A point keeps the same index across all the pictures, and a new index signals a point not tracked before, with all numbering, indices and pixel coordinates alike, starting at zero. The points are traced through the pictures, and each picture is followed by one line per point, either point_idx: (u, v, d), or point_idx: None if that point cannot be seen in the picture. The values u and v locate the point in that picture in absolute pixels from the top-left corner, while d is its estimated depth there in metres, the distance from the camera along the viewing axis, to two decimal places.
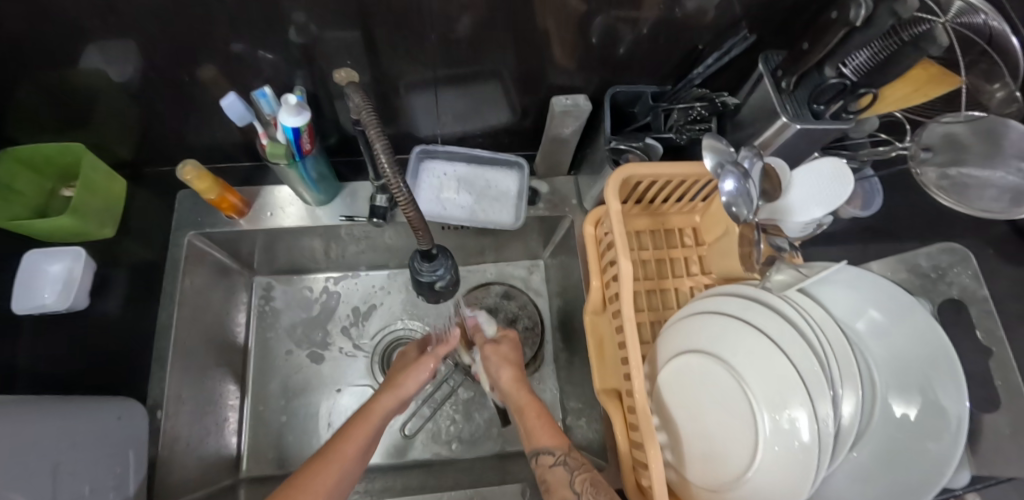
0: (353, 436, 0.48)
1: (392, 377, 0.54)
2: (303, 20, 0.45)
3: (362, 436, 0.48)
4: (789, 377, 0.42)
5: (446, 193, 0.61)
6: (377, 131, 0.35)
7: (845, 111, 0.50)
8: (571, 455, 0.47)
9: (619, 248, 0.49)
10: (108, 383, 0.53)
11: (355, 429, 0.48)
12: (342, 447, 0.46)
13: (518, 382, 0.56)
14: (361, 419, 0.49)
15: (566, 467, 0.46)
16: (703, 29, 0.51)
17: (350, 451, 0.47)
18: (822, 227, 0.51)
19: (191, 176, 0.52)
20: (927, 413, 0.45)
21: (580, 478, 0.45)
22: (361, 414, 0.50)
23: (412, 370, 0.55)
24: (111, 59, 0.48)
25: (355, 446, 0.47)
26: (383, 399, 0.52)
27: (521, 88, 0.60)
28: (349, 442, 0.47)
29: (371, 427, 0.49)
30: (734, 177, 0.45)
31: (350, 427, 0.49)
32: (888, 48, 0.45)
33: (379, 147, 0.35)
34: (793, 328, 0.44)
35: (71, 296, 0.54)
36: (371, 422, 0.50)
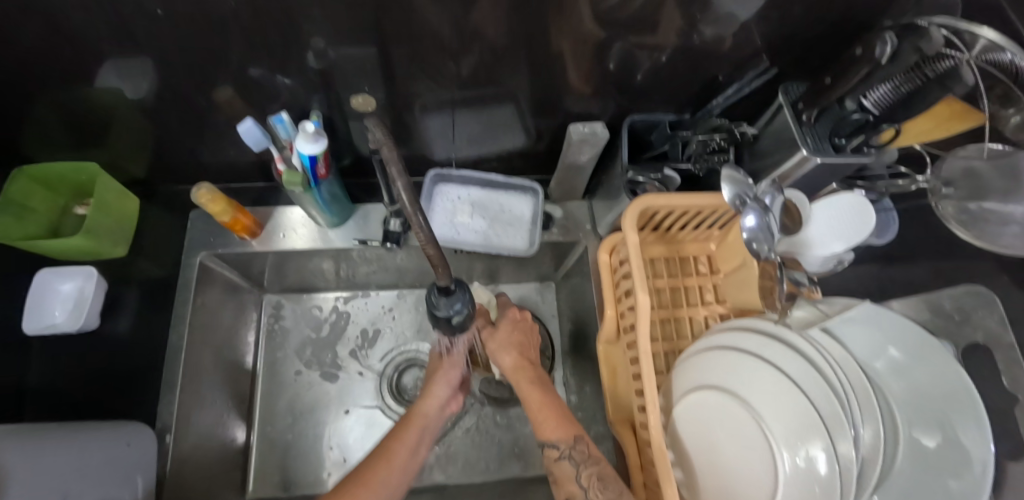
0: (402, 437, 0.52)
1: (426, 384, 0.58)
2: (321, 46, 0.45)
3: (410, 438, 0.52)
4: (807, 415, 0.42)
5: (461, 218, 0.61)
6: (388, 150, 0.32)
7: (867, 144, 0.49)
8: (584, 443, 0.48)
9: (637, 280, 0.48)
10: (116, 405, 0.53)
11: (404, 432, 0.52)
12: (394, 447, 0.50)
13: (520, 367, 0.56)
14: (406, 423, 0.53)
15: (571, 461, 0.47)
16: (721, 58, 0.51)
17: (401, 450, 0.50)
18: (842, 264, 0.50)
19: (206, 199, 0.52)
20: (948, 453, 0.43)
21: (586, 472, 0.47)
22: (407, 419, 0.54)
23: (441, 376, 0.58)
24: (129, 79, 0.48)
25: (405, 447, 0.51)
26: (424, 406, 0.55)
27: (536, 113, 0.59)
28: (400, 442, 0.51)
29: (416, 429, 0.53)
30: (756, 213, 0.44)
31: (399, 430, 0.53)
32: (911, 82, 0.44)
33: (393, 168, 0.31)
34: (811, 365, 0.43)
35: (81, 317, 0.54)
36: (416, 424, 0.53)
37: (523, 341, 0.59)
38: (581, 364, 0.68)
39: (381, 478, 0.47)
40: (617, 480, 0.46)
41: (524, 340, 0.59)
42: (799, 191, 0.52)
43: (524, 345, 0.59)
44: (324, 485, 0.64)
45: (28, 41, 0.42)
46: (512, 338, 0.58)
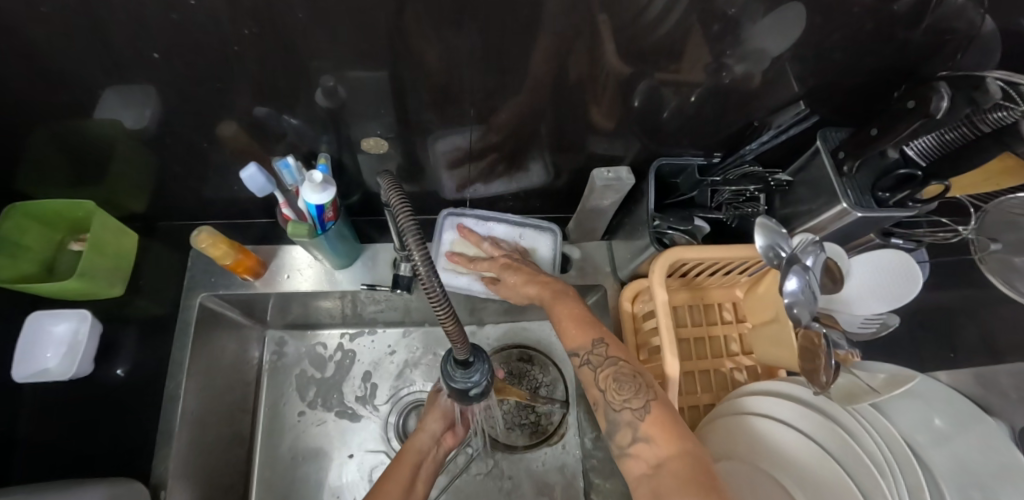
0: (394, 475, 0.49)
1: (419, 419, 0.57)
2: (332, 84, 0.43)
3: (403, 475, 0.50)
4: (841, 485, 0.39)
5: (460, 273, 0.59)
6: (406, 212, 0.30)
7: (911, 199, 0.45)
8: (603, 344, 0.46)
9: (665, 339, 0.45)
10: (108, 458, 0.50)
11: (395, 469, 0.50)
12: (385, 484, 0.48)
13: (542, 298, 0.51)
14: (398, 458, 0.51)
15: (590, 366, 0.46)
16: (754, 101, 0.48)
17: (393, 489, 0.48)
18: (888, 328, 0.47)
19: (206, 243, 0.49)
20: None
21: (603, 374, 0.44)
22: (398, 456, 0.52)
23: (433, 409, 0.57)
24: (129, 115, 0.46)
25: (398, 484, 0.48)
26: (416, 440, 0.54)
27: (556, 152, 0.57)
28: (391, 479, 0.49)
29: (408, 465, 0.51)
30: (797, 275, 0.41)
31: (389, 470, 0.50)
32: (960, 135, 0.41)
33: (410, 235, 0.28)
34: (845, 433, 0.40)
35: (75, 363, 0.51)
36: (408, 458, 0.51)
37: (529, 270, 0.53)
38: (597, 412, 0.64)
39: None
40: (632, 377, 0.43)
41: (522, 267, 0.54)
42: (836, 243, 0.49)
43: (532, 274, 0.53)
44: None
45: (22, 75, 0.40)
46: (519, 270, 0.54)
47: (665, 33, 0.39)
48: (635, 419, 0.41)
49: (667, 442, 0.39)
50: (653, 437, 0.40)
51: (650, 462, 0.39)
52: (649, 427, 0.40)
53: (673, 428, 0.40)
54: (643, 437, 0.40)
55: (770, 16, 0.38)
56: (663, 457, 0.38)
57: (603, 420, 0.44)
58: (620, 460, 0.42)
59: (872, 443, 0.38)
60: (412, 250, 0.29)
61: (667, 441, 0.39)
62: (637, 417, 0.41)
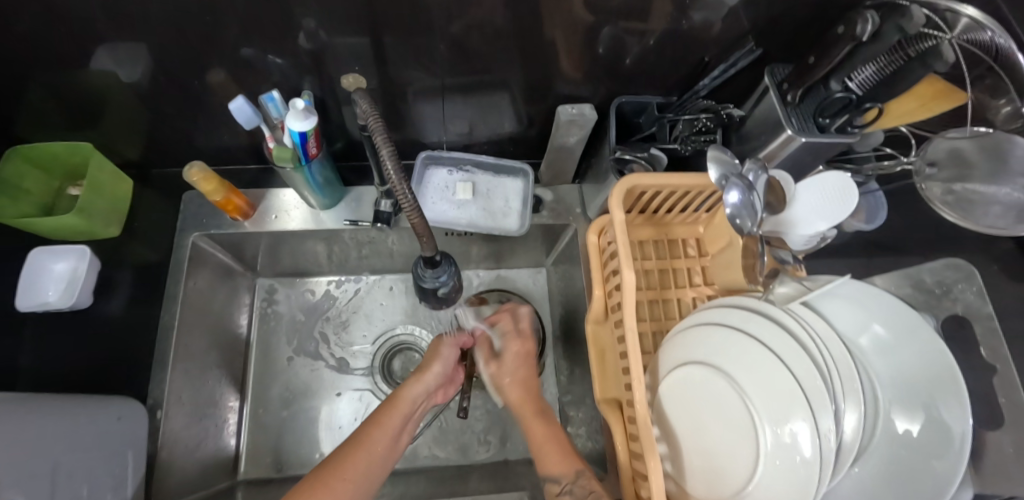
0: (382, 423, 0.50)
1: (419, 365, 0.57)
2: (313, 27, 0.46)
3: (390, 422, 0.51)
4: (791, 393, 0.42)
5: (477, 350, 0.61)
6: (383, 136, 0.36)
7: (851, 125, 0.50)
8: (584, 480, 0.47)
9: (623, 258, 0.48)
10: (107, 387, 0.53)
11: (385, 418, 0.51)
12: (374, 431, 0.49)
13: (526, 388, 0.56)
14: (390, 406, 0.52)
15: (572, 496, 0.47)
16: (708, 41, 0.51)
17: (380, 438, 0.49)
18: (827, 240, 0.50)
19: (198, 178, 0.53)
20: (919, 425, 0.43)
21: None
22: (391, 403, 0.52)
23: (433, 357, 0.58)
24: (125, 63, 0.49)
25: (384, 432, 0.49)
26: (409, 390, 0.54)
27: (528, 98, 0.60)
28: (379, 427, 0.49)
29: (399, 415, 0.52)
30: (739, 190, 0.45)
31: (380, 414, 0.51)
32: (894, 63, 0.44)
33: (385, 152, 0.36)
34: (798, 345, 0.43)
35: (74, 295, 0.54)
36: (400, 408, 0.52)
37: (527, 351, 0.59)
38: (573, 349, 0.69)
39: (356, 471, 0.45)
40: None
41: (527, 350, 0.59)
42: (785, 170, 0.52)
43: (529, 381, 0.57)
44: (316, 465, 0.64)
45: (21, 23, 0.42)
46: (519, 368, 0.58)
47: None
48: None
49: None
50: None
51: None
52: None
53: None
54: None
55: None
56: None
57: None
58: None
59: (818, 349, 0.41)
60: (392, 180, 0.37)
61: None
62: None
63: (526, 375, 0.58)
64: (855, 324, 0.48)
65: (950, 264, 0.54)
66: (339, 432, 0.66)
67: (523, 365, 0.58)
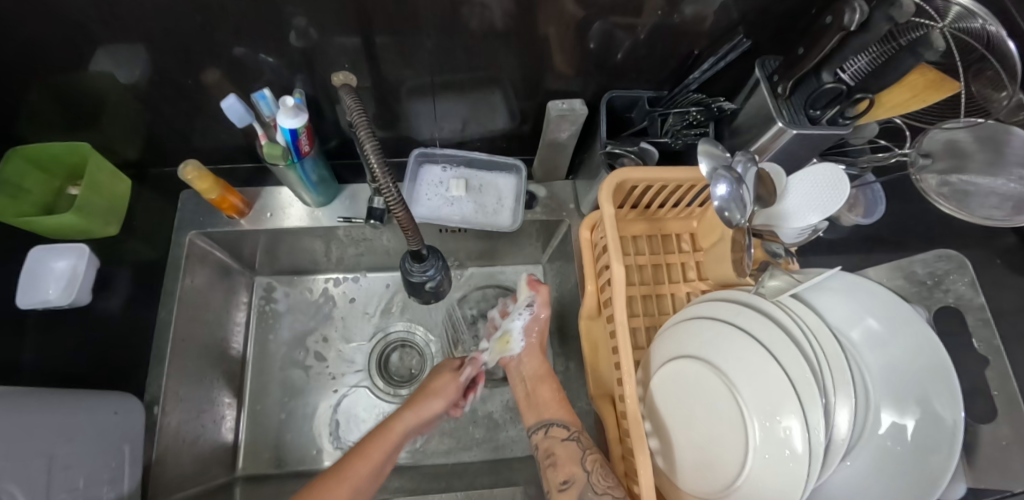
0: (367, 455, 0.48)
1: (417, 393, 0.56)
2: (303, 25, 0.46)
3: (378, 454, 0.49)
4: (780, 386, 0.41)
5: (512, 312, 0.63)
6: (366, 132, 0.38)
7: (842, 116, 0.50)
8: (578, 436, 0.52)
9: (613, 252, 0.49)
10: (107, 382, 0.54)
11: (372, 448, 0.49)
12: (357, 465, 0.47)
13: (541, 357, 0.60)
14: (379, 438, 0.50)
15: (577, 444, 0.51)
16: (699, 34, 0.51)
17: (363, 472, 0.47)
18: (819, 232, 0.50)
19: (193, 176, 0.54)
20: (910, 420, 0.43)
21: (590, 457, 0.49)
22: (381, 432, 0.51)
23: (437, 389, 0.56)
24: (122, 65, 0.50)
25: (368, 465, 0.48)
26: (400, 420, 0.53)
27: (520, 94, 0.60)
28: (362, 460, 0.47)
29: (388, 447, 0.50)
30: (727, 183, 0.45)
31: (367, 444, 0.49)
32: (886, 53, 0.45)
33: (369, 146, 0.37)
34: (788, 338, 0.42)
35: (73, 291, 0.55)
36: (390, 440, 0.50)
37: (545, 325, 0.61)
38: (568, 345, 0.69)
39: None
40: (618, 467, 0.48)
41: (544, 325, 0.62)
42: (777, 163, 0.52)
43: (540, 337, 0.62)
44: (314, 461, 0.65)
45: (18, 25, 0.43)
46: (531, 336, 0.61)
47: None
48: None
49: None
50: None
51: None
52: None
53: None
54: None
55: None
56: None
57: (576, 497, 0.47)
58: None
59: (807, 342, 0.41)
60: (378, 178, 0.38)
61: None
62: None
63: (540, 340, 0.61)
64: (846, 316, 0.47)
65: (942, 255, 0.55)
66: (335, 428, 0.67)
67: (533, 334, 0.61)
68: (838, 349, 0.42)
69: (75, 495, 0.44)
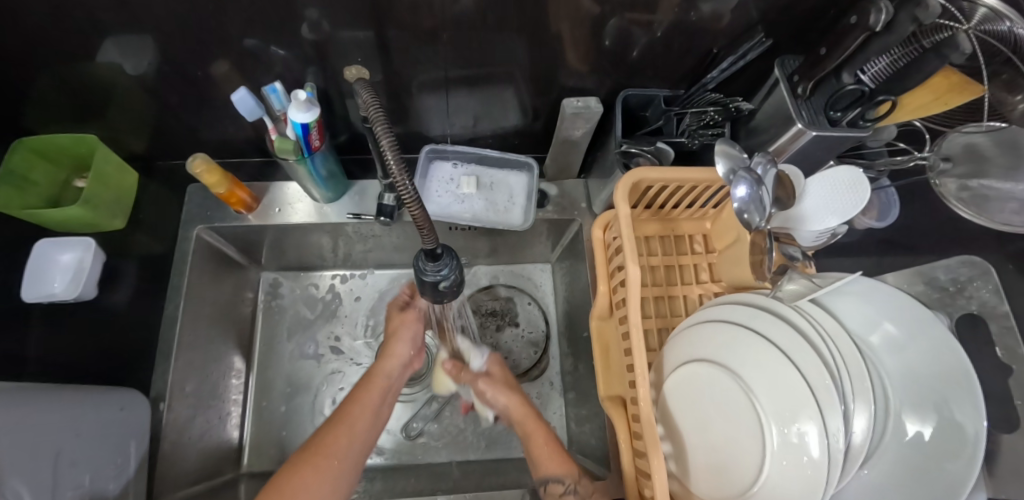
0: (360, 400, 0.49)
1: (383, 343, 0.55)
2: (316, 17, 0.45)
3: (370, 398, 0.49)
4: (798, 390, 0.41)
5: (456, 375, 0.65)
6: (383, 128, 0.35)
7: (862, 118, 0.49)
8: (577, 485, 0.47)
9: (627, 253, 0.48)
10: (111, 379, 0.54)
11: (362, 393, 0.49)
12: (352, 408, 0.47)
13: (520, 405, 0.56)
14: (366, 382, 0.51)
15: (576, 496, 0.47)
16: (717, 33, 0.50)
17: (360, 415, 0.47)
18: (837, 236, 0.49)
19: (201, 169, 0.53)
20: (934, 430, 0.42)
21: None
22: (367, 378, 0.51)
23: (400, 335, 0.56)
24: (130, 56, 0.49)
25: (364, 408, 0.48)
26: (383, 365, 0.53)
27: (533, 91, 0.59)
28: (357, 403, 0.48)
29: (377, 391, 0.51)
30: (747, 184, 0.44)
31: (358, 391, 0.50)
32: (909, 55, 0.43)
33: (386, 143, 0.33)
34: (806, 342, 0.42)
35: (79, 286, 0.55)
36: (378, 383, 0.51)
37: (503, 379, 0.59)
38: (577, 346, 0.68)
39: (341, 447, 0.44)
40: None
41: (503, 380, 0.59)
42: (794, 165, 0.51)
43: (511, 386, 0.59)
44: None
45: (25, 15, 0.42)
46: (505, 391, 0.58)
47: None
48: None
49: None
50: None
51: None
52: None
53: None
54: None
55: None
56: None
57: None
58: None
59: (827, 347, 0.40)
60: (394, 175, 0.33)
61: None
62: None
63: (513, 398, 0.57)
64: (864, 322, 0.47)
65: (965, 261, 0.53)
66: None
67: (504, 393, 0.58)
68: (857, 353, 0.41)
69: (81, 493, 0.44)
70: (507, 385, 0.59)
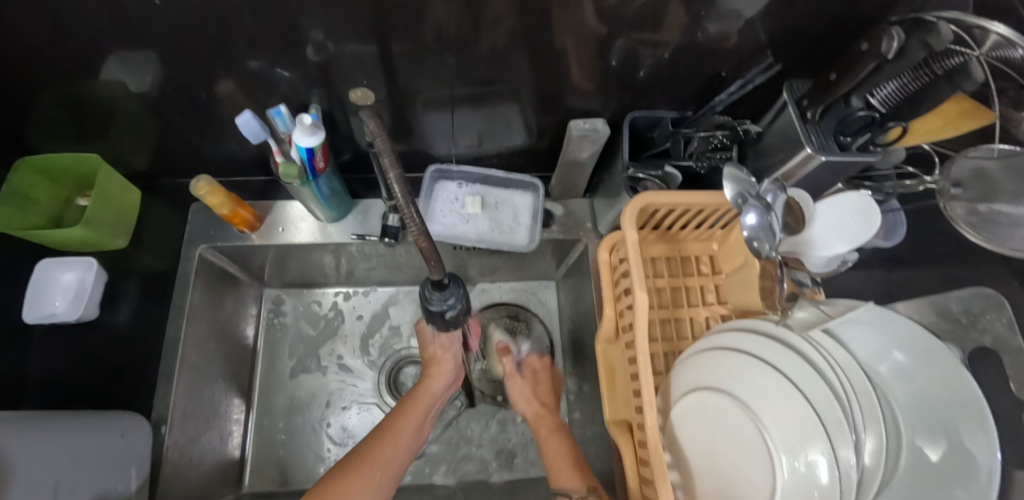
0: (404, 416, 0.52)
1: (425, 368, 0.57)
2: (320, 39, 0.45)
3: (415, 416, 0.53)
4: (806, 420, 0.40)
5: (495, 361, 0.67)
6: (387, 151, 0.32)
7: (873, 143, 0.48)
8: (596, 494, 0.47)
9: (635, 278, 0.47)
10: (111, 400, 0.53)
11: (407, 410, 0.53)
12: (398, 423, 0.51)
13: (547, 415, 0.56)
14: (412, 400, 0.54)
15: None
16: (724, 55, 0.50)
17: (405, 429, 0.51)
18: (847, 264, 0.49)
19: (205, 191, 0.53)
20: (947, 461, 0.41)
21: None
22: (413, 397, 0.54)
23: (443, 356, 0.58)
24: (134, 76, 0.48)
25: (409, 424, 0.52)
26: (429, 385, 0.56)
27: (538, 110, 0.59)
28: (403, 420, 0.51)
29: (422, 411, 0.54)
30: (757, 211, 0.43)
31: (402, 407, 0.53)
32: (920, 80, 0.43)
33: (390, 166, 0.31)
34: (814, 371, 0.41)
35: (81, 306, 0.54)
36: (421, 403, 0.54)
37: (543, 386, 0.60)
38: (581, 366, 0.67)
39: (383, 457, 0.47)
40: None
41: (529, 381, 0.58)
42: (803, 189, 0.51)
43: (546, 394, 0.59)
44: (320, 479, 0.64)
45: (30, 38, 0.42)
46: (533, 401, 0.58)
47: None
48: None
49: None
50: None
51: None
52: None
53: None
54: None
55: None
56: None
57: None
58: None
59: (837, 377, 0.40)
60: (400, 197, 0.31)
61: None
62: None
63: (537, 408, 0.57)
64: (873, 351, 0.46)
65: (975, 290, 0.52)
66: (343, 445, 0.65)
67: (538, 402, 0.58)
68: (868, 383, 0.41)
69: None
70: (546, 392, 0.59)
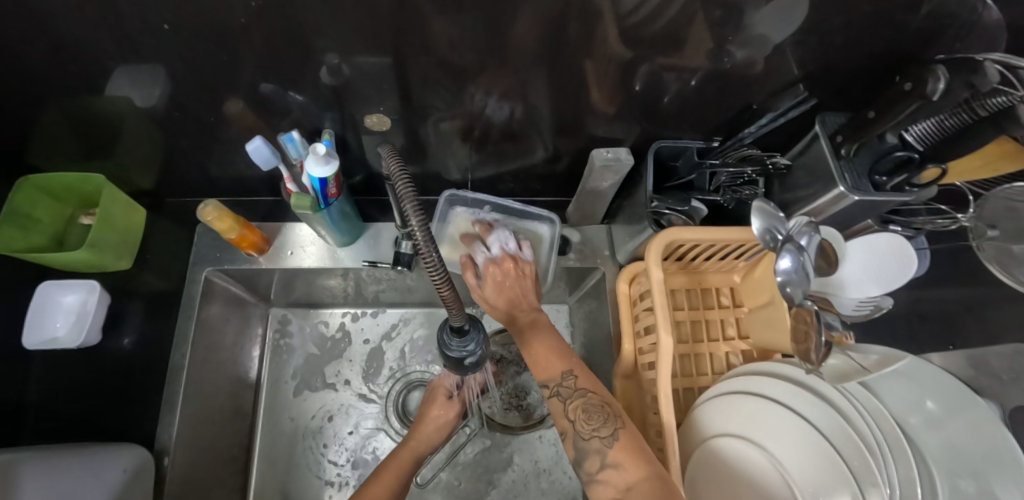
0: (383, 477, 0.51)
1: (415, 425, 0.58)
2: (336, 62, 0.43)
3: (394, 474, 0.52)
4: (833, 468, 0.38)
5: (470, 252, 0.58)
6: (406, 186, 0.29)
7: (909, 183, 0.45)
8: (574, 377, 0.44)
9: (659, 318, 0.46)
10: (112, 429, 0.51)
11: (387, 471, 0.52)
12: (375, 486, 0.50)
13: (504, 292, 0.47)
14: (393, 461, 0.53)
15: (560, 398, 0.44)
16: (754, 84, 0.48)
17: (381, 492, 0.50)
18: (882, 309, 0.47)
19: (212, 217, 0.52)
20: None
21: (574, 406, 0.43)
22: (392, 458, 0.54)
23: (431, 415, 0.58)
24: (141, 96, 0.47)
25: (385, 484, 0.51)
26: (410, 444, 0.55)
27: (557, 135, 0.57)
28: (381, 484, 0.50)
29: (402, 468, 0.53)
30: (792, 255, 0.42)
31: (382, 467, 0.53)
32: (960, 119, 0.40)
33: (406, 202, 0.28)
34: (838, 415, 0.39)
35: (83, 331, 0.53)
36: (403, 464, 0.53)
37: (510, 277, 0.47)
38: None
39: None
40: (604, 408, 0.42)
41: (511, 283, 0.47)
42: (833, 228, 0.49)
43: (513, 292, 0.47)
44: None
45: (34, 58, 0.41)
46: (502, 281, 0.47)
47: (667, 17, 0.39)
48: (603, 447, 0.40)
49: (636, 465, 0.38)
50: (620, 463, 0.38)
51: (619, 487, 0.38)
52: (619, 454, 0.39)
53: (641, 453, 0.39)
54: (611, 462, 0.39)
55: (771, 3, 0.38)
56: (634, 479, 0.37)
57: (570, 449, 0.43)
58: (588, 487, 0.41)
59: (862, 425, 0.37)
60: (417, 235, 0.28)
61: (637, 466, 0.38)
62: (606, 445, 0.40)
63: (516, 307, 0.47)
64: (903, 401, 0.44)
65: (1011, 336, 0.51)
66: (348, 472, 0.64)
67: (511, 281, 0.47)
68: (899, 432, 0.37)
69: None
70: (510, 281, 0.47)
